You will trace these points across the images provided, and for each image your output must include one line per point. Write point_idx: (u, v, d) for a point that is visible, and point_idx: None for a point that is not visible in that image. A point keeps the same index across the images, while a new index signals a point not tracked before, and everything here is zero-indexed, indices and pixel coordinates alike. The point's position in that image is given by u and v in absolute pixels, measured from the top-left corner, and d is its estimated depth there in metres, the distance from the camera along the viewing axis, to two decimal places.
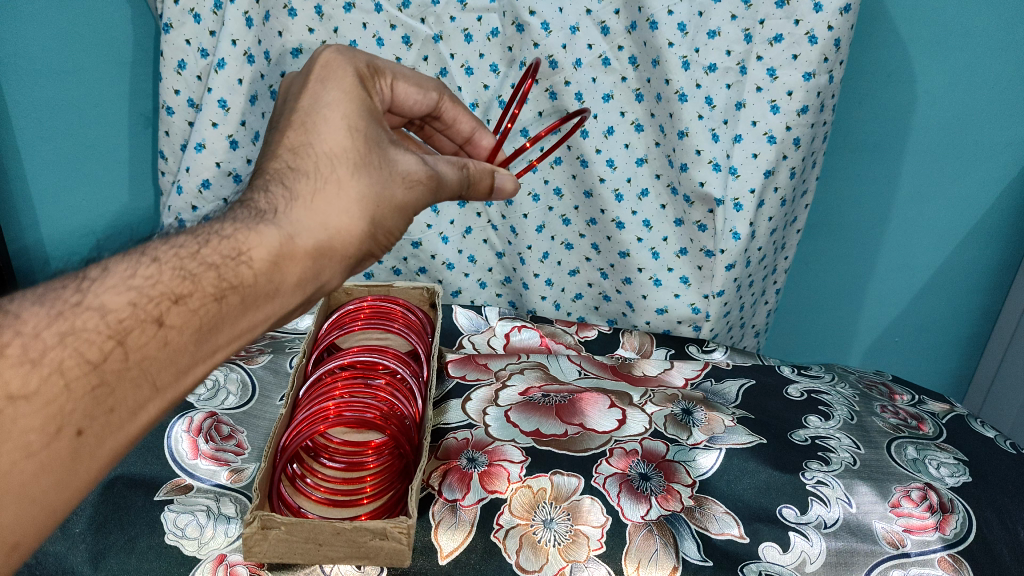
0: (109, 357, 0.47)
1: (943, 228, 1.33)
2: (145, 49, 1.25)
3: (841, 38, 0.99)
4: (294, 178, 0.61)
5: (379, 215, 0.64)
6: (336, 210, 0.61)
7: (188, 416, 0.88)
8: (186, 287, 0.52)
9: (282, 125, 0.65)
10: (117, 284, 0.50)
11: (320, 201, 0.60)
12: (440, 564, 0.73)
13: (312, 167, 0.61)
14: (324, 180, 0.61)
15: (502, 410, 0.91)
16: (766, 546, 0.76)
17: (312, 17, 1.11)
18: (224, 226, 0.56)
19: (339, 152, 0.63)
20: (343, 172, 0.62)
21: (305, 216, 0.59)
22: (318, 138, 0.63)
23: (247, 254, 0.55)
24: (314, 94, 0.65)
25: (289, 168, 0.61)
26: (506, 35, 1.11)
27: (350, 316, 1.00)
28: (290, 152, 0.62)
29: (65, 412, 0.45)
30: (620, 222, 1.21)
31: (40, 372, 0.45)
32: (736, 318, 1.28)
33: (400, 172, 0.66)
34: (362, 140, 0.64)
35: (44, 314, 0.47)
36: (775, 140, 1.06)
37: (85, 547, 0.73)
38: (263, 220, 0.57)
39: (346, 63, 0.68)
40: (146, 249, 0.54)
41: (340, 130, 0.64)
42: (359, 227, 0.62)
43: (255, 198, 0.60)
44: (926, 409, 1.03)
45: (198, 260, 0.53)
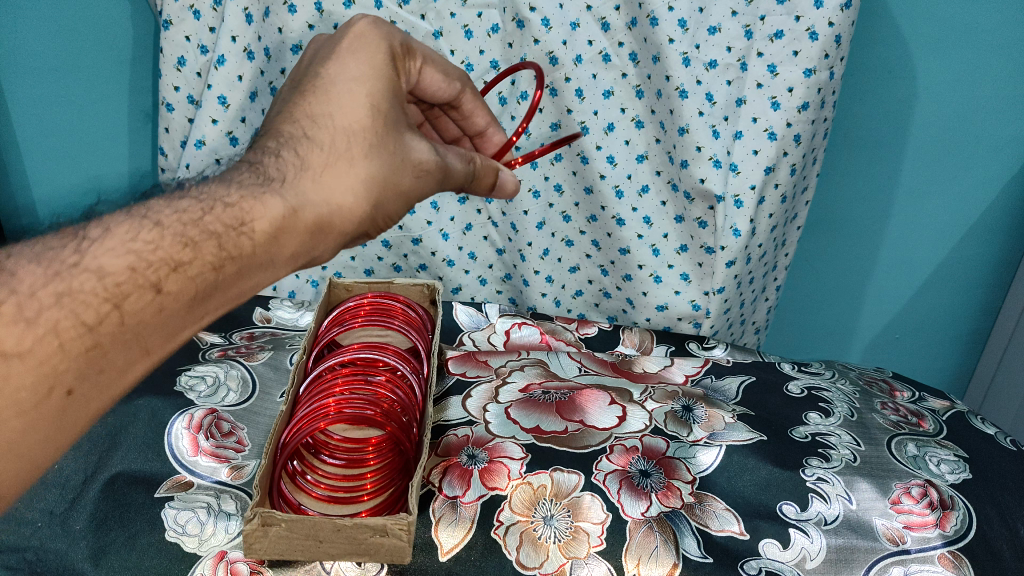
0: (104, 321, 0.48)
1: (944, 224, 1.33)
2: (145, 45, 1.25)
3: (842, 34, 0.98)
4: (306, 148, 0.60)
5: (381, 199, 0.64)
6: (343, 188, 0.61)
7: (188, 412, 0.87)
8: (186, 255, 0.52)
9: (303, 90, 0.64)
10: (116, 246, 0.51)
11: (330, 176, 0.60)
12: (440, 561, 0.74)
13: (328, 140, 0.61)
14: (337, 156, 0.61)
15: (502, 407, 0.91)
16: (767, 543, 0.76)
17: (312, 13, 1.10)
18: (228, 192, 0.56)
19: (357, 130, 0.62)
20: (357, 150, 0.62)
21: (312, 189, 0.59)
22: (338, 111, 0.62)
23: (249, 225, 0.55)
24: (343, 62, 0.64)
25: (304, 136, 0.61)
26: (506, 31, 1.11)
27: (350, 313, 0.99)
28: (308, 120, 0.62)
29: (57, 372, 0.46)
30: (620, 218, 1.21)
31: (34, 332, 0.45)
32: (736, 314, 1.28)
33: (412, 159, 0.66)
34: (381, 121, 0.64)
35: (42, 272, 0.48)
36: (776, 136, 1.05)
37: (86, 544, 0.74)
38: (269, 188, 0.58)
39: (380, 38, 0.66)
40: (148, 208, 0.55)
41: (362, 106, 0.63)
42: (364, 208, 0.63)
43: (264, 160, 0.60)
44: (926, 406, 1.02)
45: (198, 228, 0.54)
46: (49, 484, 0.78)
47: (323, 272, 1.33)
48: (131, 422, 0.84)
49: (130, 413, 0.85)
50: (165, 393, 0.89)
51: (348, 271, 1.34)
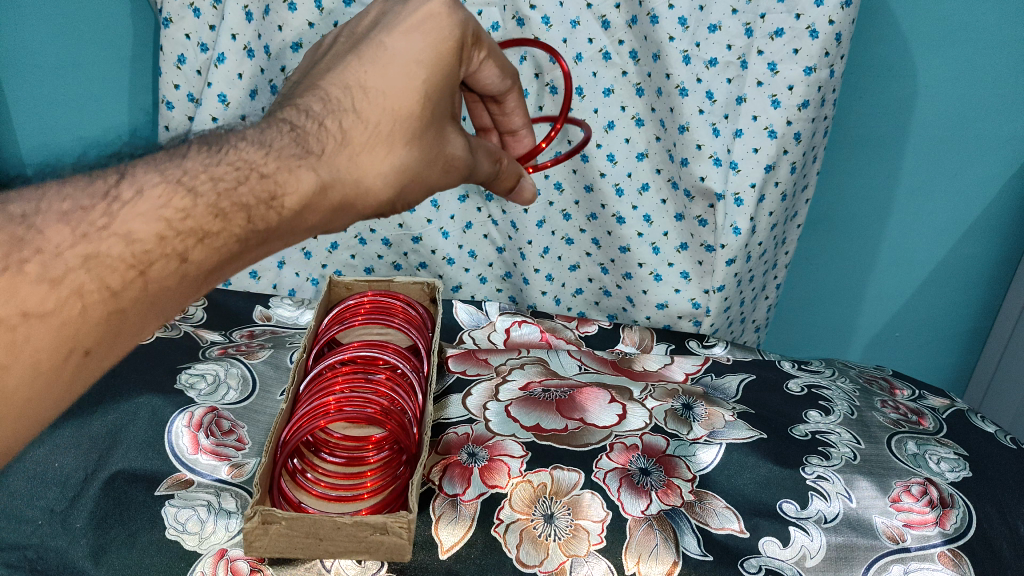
0: (128, 287, 0.46)
1: (945, 222, 1.33)
2: (145, 43, 1.25)
3: (842, 32, 0.98)
4: (351, 122, 0.60)
5: (408, 189, 0.64)
6: (374, 171, 0.60)
7: (188, 411, 0.87)
8: (216, 226, 0.51)
9: (362, 55, 0.62)
10: (147, 211, 0.48)
11: (365, 158, 0.60)
12: (440, 559, 0.74)
13: (374, 119, 0.60)
14: (378, 138, 0.60)
15: (502, 405, 0.91)
16: (766, 541, 0.76)
17: (311, 11, 1.10)
18: (263, 161, 0.55)
19: (404, 117, 0.61)
20: (399, 137, 0.61)
21: (347, 168, 0.59)
22: (389, 91, 0.61)
23: (280, 199, 0.54)
24: (411, 39, 0.62)
25: (351, 110, 0.60)
26: (506, 30, 1.11)
27: (350, 311, 1.00)
28: (360, 91, 0.61)
29: (77, 335, 0.44)
30: (620, 217, 1.21)
31: (58, 293, 0.43)
32: (736, 313, 1.28)
33: (445, 154, 0.66)
34: (429, 113, 0.63)
35: (68, 232, 0.45)
36: (776, 134, 1.05)
37: (86, 541, 0.74)
38: (307, 161, 0.56)
39: (454, 26, 0.64)
40: (183, 170, 0.52)
41: (415, 92, 0.62)
42: (388, 195, 0.62)
43: (306, 126, 0.58)
44: (926, 404, 1.02)
45: (229, 199, 0.52)
46: (50, 482, 0.78)
47: (324, 271, 1.34)
48: (132, 420, 0.84)
49: (131, 411, 0.85)
50: (165, 390, 0.89)
51: (348, 269, 1.35)
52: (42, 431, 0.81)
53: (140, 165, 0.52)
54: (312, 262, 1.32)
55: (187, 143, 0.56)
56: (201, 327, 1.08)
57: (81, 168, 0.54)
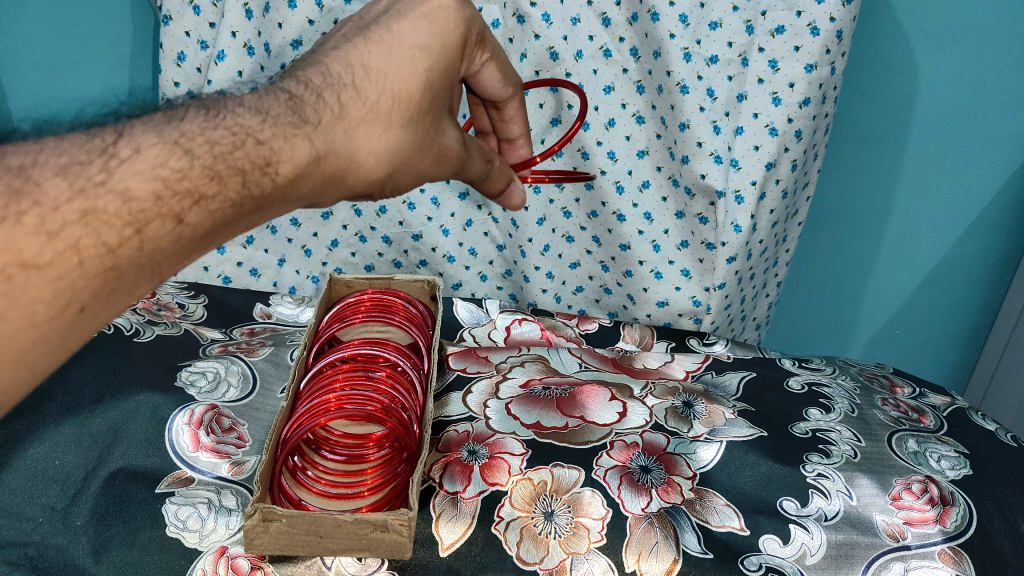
0: (125, 244, 0.46)
1: (946, 219, 1.32)
2: (145, 40, 1.28)
3: (844, 29, 0.98)
4: (350, 98, 0.60)
5: (400, 171, 0.64)
6: (367, 148, 0.61)
7: (189, 408, 0.87)
8: (211, 188, 0.50)
9: (369, 38, 0.63)
10: (144, 169, 0.47)
11: (361, 134, 0.60)
12: (440, 556, 0.74)
13: (373, 98, 0.61)
14: (375, 116, 0.61)
15: (502, 403, 0.91)
16: (766, 539, 0.76)
17: (312, 9, 1.09)
18: (260, 127, 0.55)
19: (404, 99, 0.62)
20: (396, 118, 0.62)
21: (342, 141, 0.59)
22: (391, 73, 0.62)
23: (275, 166, 0.54)
24: (416, 27, 0.63)
25: (351, 86, 0.60)
26: (506, 27, 1.10)
27: (350, 309, 1.00)
28: (362, 69, 0.61)
29: (74, 288, 0.44)
30: (621, 214, 1.20)
31: (55, 246, 0.43)
32: (737, 310, 1.28)
33: (439, 143, 0.67)
34: (429, 99, 0.64)
35: (66, 186, 0.44)
36: (777, 132, 1.05)
37: (87, 539, 0.74)
38: (302, 130, 0.56)
39: (461, 21, 0.65)
40: (181, 131, 0.51)
41: (417, 78, 0.62)
42: (379, 174, 0.63)
43: (304, 96, 0.58)
44: (927, 402, 1.02)
45: (226, 162, 0.52)
46: (50, 479, 0.78)
47: (324, 269, 1.34)
48: (132, 418, 0.84)
49: (132, 408, 0.85)
50: (165, 389, 0.89)
51: (348, 267, 1.35)
52: (44, 429, 0.81)
53: (137, 126, 0.51)
54: (312, 260, 1.32)
55: (184, 106, 0.55)
56: (201, 324, 1.08)
57: (77, 127, 0.52)
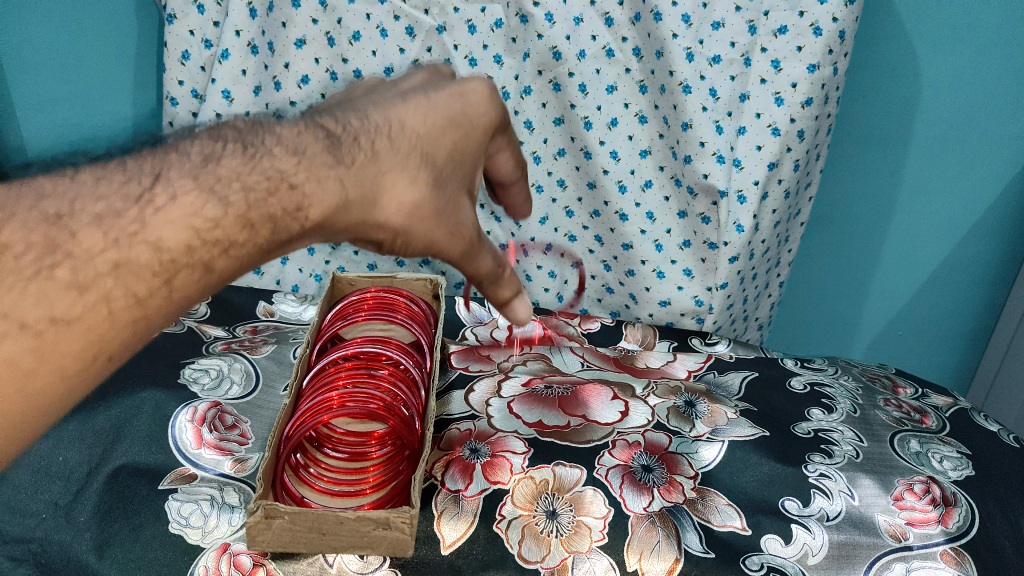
0: (153, 293, 0.49)
1: (950, 220, 1.32)
2: (149, 40, 1.25)
3: (846, 29, 0.98)
4: (383, 147, 0.59)
5: (415, 233, 0.62)
6: (388, 200, 0.59)
7: (193, 405, 0.87)
8: (241, 237, 0.52)
9: (410, 99, 0.61)
10: (178, 218, 0.49)
11: (388, 186, 0.59)
12: (443, 554, 0.73)
13: (402, 151, 0.59)
14: (401, 171, 0.59)
15: (505, 401, 0.91)
16: (768, 539, 0.76)
17: (315, 8, 1.11)
18: (294, 170, 0.54)
19: (430, 161, 0.60)
20: (423, 177, 0.60)
21: (370, 189, 0.58)
22: (426, 133, 0.60)
23: (304, 211, 0.55)
24: (455, 95, 0.62)
25: (386, 139, 0.59)
26: (509, 26, 1.11)
27: (353, 307, 1.00)
28: (399, 124, 0.59)
29: (103, 339, 0.48)
30: (624, 214, 1.20)
31: (87, 300, 0.46)
32: (740, 310, 1.27)
33: (457, 218, 0.64)
34: (451, 168, 0.61)
35: (101, 237, 0.47)
36: (780, 132, 1.05)
37: (91, 535, 0.74)
38: (334, 171, 0.56)
39: (493, 109, 0.63)
40: (216, 175, 0.52)
41: (447, 145, 0.61)
42: (394, 228, 0.61)
43: (342, 138, 0.58)
44: (929, 402, 1.02)
45: (258, 210, 0.53)
46: (54, 476, 0.78)
47: (327, 267, 1.34)
48: (135, 415, 0.84)
49: (135, 405, 0.85)
50: (169, 385, 0.90)
51: (352, 266, 1.35)
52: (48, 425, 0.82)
53: (174, 163, 0.52)
54: (315, 259, 1.33)
55: (218, 136, 0.55)
56: (205, 322, 1.09)
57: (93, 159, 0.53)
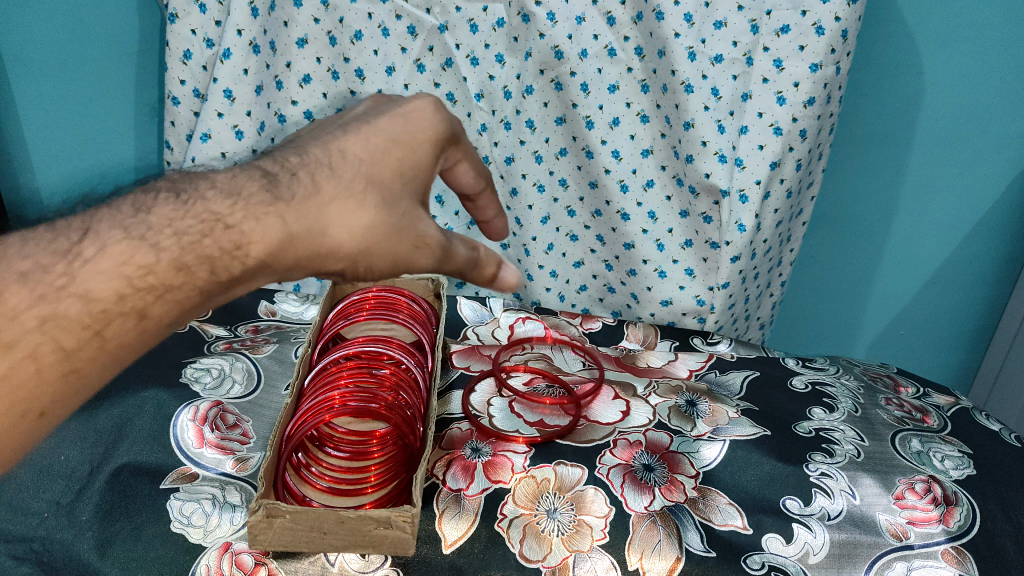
0: (84, 345, 0.51)
1: (952, 219, 1.32)
2: (151, 39, 1.25)
3: (849, 29, 0.99)
4: (325, 177, 0.63)
5: (375, 252, 0.64)
6: (337, 225, 0.62)
7: (194, 404, 0.87)
8: (177, 279, 0.55)
9: (348, 131, 0.66)
10: (108, 268, 0.53)
11: (335, 212, 0.62)
12: (444, 553, 0.73)
13: (345, 177, 0.63)
14: (347, 194, 0.63)
15: (507, 400, 0.93)
16: (770, 538, 0.76)
17: (317, 7, 1.11)
18: (230, 211, 0.59)
19: (375, 181, 0.64)
20: (369, 197, 0.63)
21: (315, 218, 0.61)
22: (367, 159, 0.64)
23: (245, 248, 0.58)
24: (394, 121, 0.67)
25: (329, 169, 0.63)
26: (512, 26, 1.11)
27: (355, 306, 1.00)
28: (339, 154, 0.64)
29: (33, 395, 0.49)
30: (625, 214, 1.20)
31: (13, 356, 0.48)
32: (741, 310, 1.27)
33: (416, 230, 0.66)
34: (399, 183, 0.65)
35: (27, 293, 0.50)
36: (782, 131, 1.05)
37: (92, 534, 0.74)
38: (274, 207, 0.60)
39: (433, 122, 0.68)
40: (148, 225, 0.56)
41: (389, 164, 0.65)
42: (353, 250, 0.63)
43: (282, 177, 0.62)
44: (931, 402, 1.02)
45: (194, 252, 0.56)
46: (56, 475, 0.79)
47: None
48: (136, 414, 0.85)
49: (136, 405, 0.86)
50: (170, 384, 0.90)
51: None
52: None
53: (107, 218, 0.55)
54: None
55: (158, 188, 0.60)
56: (207, 321, 1.09)
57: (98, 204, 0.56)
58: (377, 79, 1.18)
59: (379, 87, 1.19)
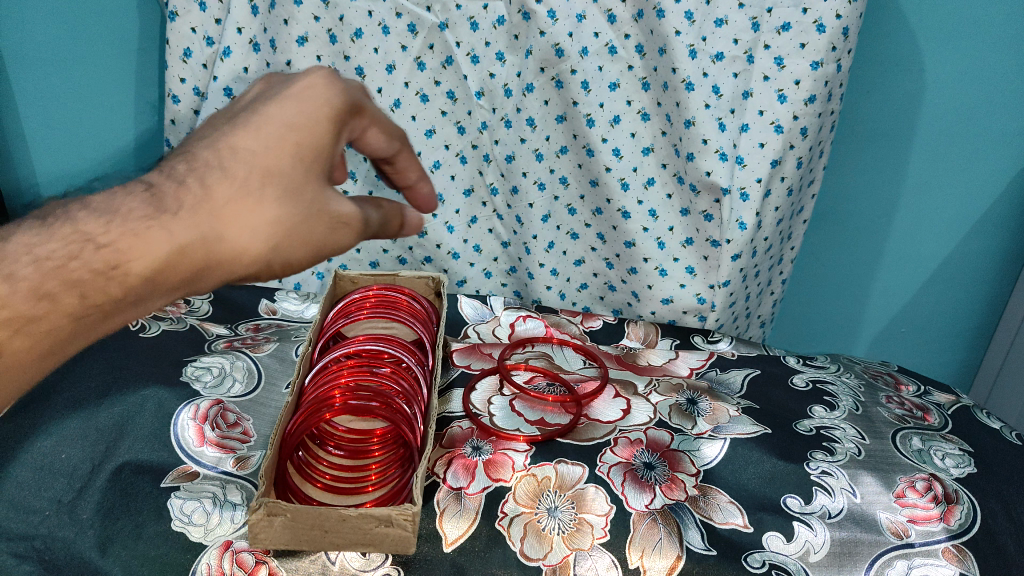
0: None
1: (953, 217, 1.32)
2: (151, 36, 1.25)
3: (850, 26, 0.99)
4: (215, 179, 0.50)
5: (289, 247, 0.53)
6: (238, 227, 0.50)
7: (194, 403, 0.87)
8: (40, 310, 0.47)
9: (236, 123, 0.54)
10: None
11: (231, 214, 0.50)
12: (445, 551, 0.74)
13: (239, 173, 0.51)
14: (243, 191, 0.51)
15: (507, 399, 0.93)
16: (770, 536, 0.76)
17: (317, 5, 1.11)
18: (103, 230, 0.48)
19: (275, 171, 0.52)
20: (270, 191, 0.51)
21: (207, 224, 0.49)
22: (262, 149, 0.52)
23: (123, 267, 0.47)
24: (284, 106, 0.54)
25: (217, 168, 0.51)
26: (512, 23, 1.11)
27: (355, 305, 1.00)
28: (227, 151, 0.52)
29: None
30: (626, 212, 1.20)
31: None
32: (742, 308, 1.27)
33: (331, 211, 0.55)
34: (303, 168, 0.53)
35: None
36: (783, 129, 1.05)
37: (94, 532, 0.74)
38: (156, 220, 0.48)
39: (333, 94, 0.55)
40: (4, 251, 0.48)
41: (289, 152, 0.53)
42: (261, 250, 0.52)
43: (164, 186, 0.50)
44: (932, 400, 1.02)
45: (58, 277, 0.47)
46: (58, 473, 0.79)
47: (329, 265, 1.35)
48: (138, 413, 0.84)
49: (137, 403, 0.85)
50: (170, 382, 0.90)
51: (353, 264, 1.35)
52: (52, 423, 0.82)
53: None
54: None
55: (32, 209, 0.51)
56: (207, 320, 1.09)
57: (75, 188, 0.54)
58: (377, 76, 1.18)
59: (379, 85, 1.18)
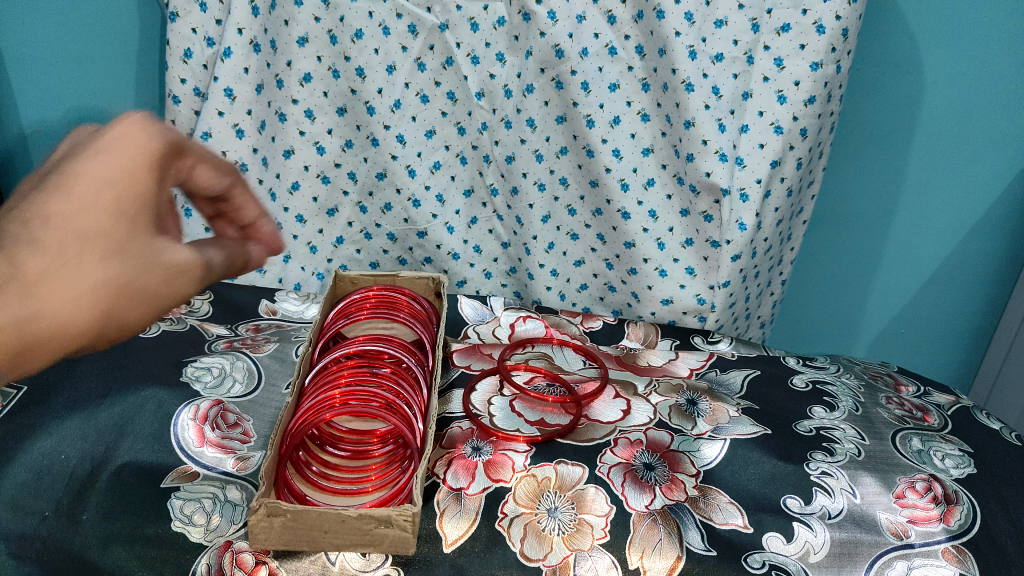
0: None
1: (953, 218, 1.32)
2: (152, 38, 1.23)
3: (849, 27, 1.00)
4: (19, 251, 0.44)
5: (122, 308, 0.47)
6: (55, 299, 0.44)
7: (194, 403, 0.87)
8: None
9: (43, 187, 0.47)
10: None
11: (50, 287, 0.44)
12: (445, 552, 0.73)
13: (49, 242, 0.45)
14: (58, 260, 0.45)
15: (507, 400, 0.93)
16: (770, 537, 0.76)
17: (317, 5, 1.12)
18: None
19: (92, 232, 0.46)
20: (90, 252, 0.46)
21: (18, 301, 0.43)
22: (76, 210, 0.46)
23: None
24: (99, 159, 0.48)
25: (20, 240, 0.44)
26: (512, 24, 1.12)
27: (356, 305, 1.01)
28: (28, 221, 0.45)
29: None
30: (626, 212, 1.19)
31: None
32: (742, 309, 1.27)
33: (164, 261, 0.49)
34: (126, 224, 0.47)
35: None
36: (782, 130, 1.06)
37: (92, 531, 0.75)
38: None
39: (150, 137, 0.50)
40: None
41: (106, 210, 0.47)
42: (89, 317, 0.46)
43: None
44: (931, 401, 1.02)
45: None
46: (57, 474, 0.78)
47: (329, 265, 1.34)
48: (137, 413, 0.84)
49: (137, 404, 0.85)
50: (170, 384, 0.89)
51: (353, 264, 1.36)
52: (51, 423, 0.82)
53: None
54: (318, 257, 1.33)
55: None
56: (207, 320, 1.09)
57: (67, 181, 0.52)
58: (377, 77, 1.17)
59: (379, 86, 1.18)
